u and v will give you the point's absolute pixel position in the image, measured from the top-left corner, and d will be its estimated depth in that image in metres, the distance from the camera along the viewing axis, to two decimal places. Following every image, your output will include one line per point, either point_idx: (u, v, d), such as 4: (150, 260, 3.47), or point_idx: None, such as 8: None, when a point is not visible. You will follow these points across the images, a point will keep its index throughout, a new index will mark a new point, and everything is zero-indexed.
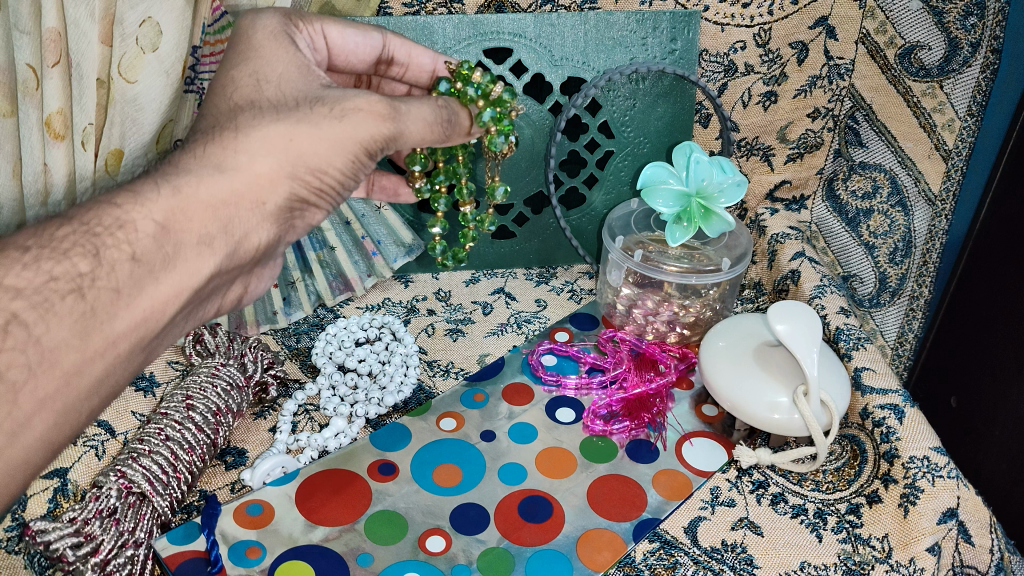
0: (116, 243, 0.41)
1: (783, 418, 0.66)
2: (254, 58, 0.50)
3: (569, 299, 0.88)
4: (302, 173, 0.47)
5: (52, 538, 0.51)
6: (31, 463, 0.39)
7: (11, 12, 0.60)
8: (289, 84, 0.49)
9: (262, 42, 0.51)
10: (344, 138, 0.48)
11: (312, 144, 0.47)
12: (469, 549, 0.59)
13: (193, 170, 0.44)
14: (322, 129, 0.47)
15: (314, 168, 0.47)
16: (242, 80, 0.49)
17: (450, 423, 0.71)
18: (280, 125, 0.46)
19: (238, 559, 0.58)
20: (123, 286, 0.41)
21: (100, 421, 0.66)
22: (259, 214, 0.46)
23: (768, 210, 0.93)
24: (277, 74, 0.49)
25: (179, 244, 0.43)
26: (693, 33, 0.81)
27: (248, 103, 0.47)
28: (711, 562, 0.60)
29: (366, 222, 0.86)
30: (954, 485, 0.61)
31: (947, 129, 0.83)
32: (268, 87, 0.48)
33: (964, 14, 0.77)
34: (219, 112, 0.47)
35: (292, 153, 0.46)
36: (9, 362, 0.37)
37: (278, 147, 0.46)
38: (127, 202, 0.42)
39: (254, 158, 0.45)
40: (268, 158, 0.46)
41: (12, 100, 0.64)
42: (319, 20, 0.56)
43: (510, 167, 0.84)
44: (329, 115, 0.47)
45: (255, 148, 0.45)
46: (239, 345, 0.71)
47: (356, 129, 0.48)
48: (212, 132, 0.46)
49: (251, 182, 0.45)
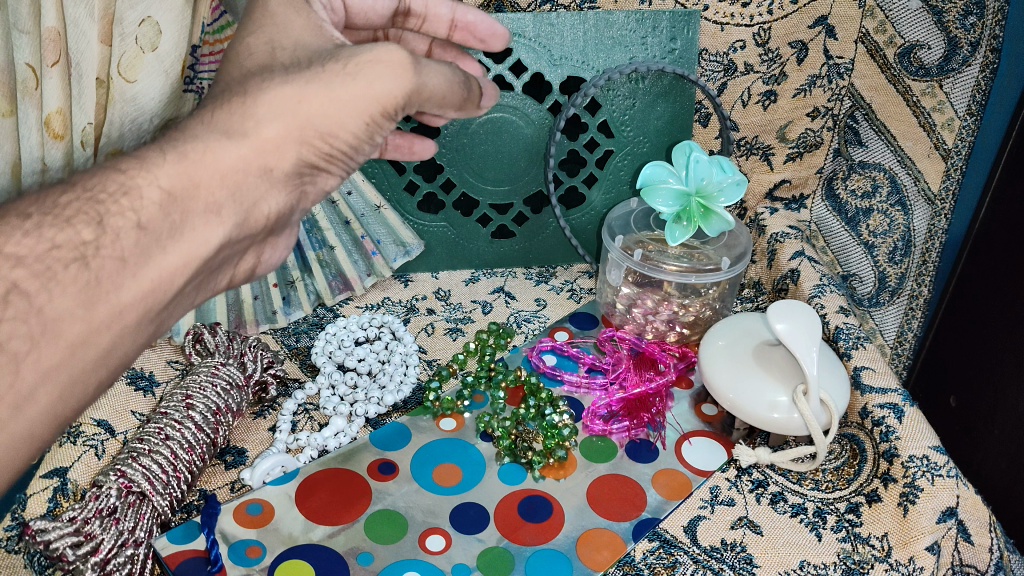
0: (121, 210, 0.36)
1: (782, 417, 0.66)
2: (270, 27, 0.46)
3: (568, 298, 0.88)
4: (312, 139, 0.42)
5: (53, 538, 0.51)
6: (35, 438, 0.35)
7: (10, 11, 0.59)
8: (304, 49, 0.45)
9: (278, 9, 0.47)
10: (359, 97, 0.42)
11: (323, 105, 0.42)
12: (469, 549, 0.59)
13: (200, 136, 0.40)
14: (334, 89, 0.42)
15: (322, 132, 0.42)
16: (257, 48, 0.45)
17: (450, 423, 0.71)
18: (288, 86, 0.41)
19: (239, 559, 0.58)
20: (130, 255, 0.36)
21: (99, 421, 0.66)
22: (267, 181, 0.42)
23: (768, 209, 0.93)
24: (297, 39, 0.45)
25: (186, 210, 0.38)
26: (693, 32, 0.80)
27: (261, 69, 0.43)
28: (711, 562, 0.60)
29: (366, 222, 0.86)
30: (953, 483, 0.62)
31: (947, 129, 0.83)
32: (282, 54, 0.44)
33: (964, 13, 0.77)
34: (230, 79, 0.44)
35: (300, 116, 0.41)
36: (11, 332, 0.32)
37: (286, 109, 0.41)
38: (133, 167, 0.38)
39: (265, 122, 0.41)
40: (275, 123, 0.41)
41: (12, 100, 0.62)
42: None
43: (509, 165, 0.85)
44: (341, 73, 0.42)
45: (262, 113, 0.41)
46: (239, 345, 0.72)
47: (372, 83, 0.42)
48: (222, 98, 0.42)
49: (261, 149, 0.41)
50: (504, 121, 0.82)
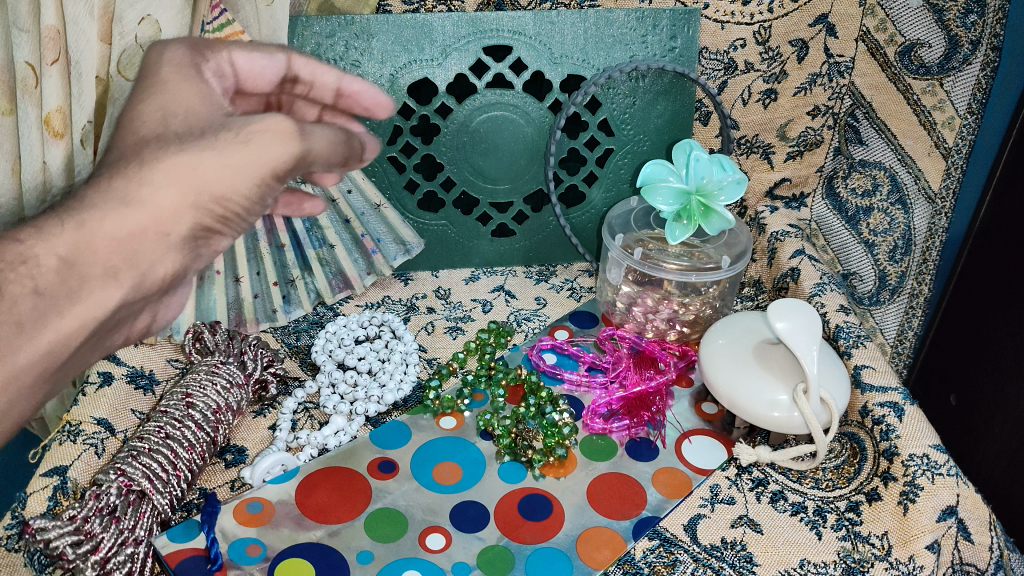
0: (11, 279, 0.30)
1: (783, 416, 0.66)
2: (156, 93, 0.37)
3: (569, 296, 0.88)
4: (207, 204, 0.34)
5: (53, 537, 0.51)
6: None
7: (10, 10, 0.61)
8: (197, 117, 0.36)
9: (167, 74, 0.38)
10: (254, 168, 0.34)
11: (220, 172, 0.34)
12: (469, 547, 0.59)
13: (93, 201, 0.31)
14: (228, 155, 0.34)
15: (221, 197, 0.34)
16: (144, 115, 0.36)
17: (450, 421, 0.71)
18: (183, 153, 0.33)
19: (239, 557, 0.58)
20: (22, 323, 0.30)
21: (99, 420, 0.66)
22: (168, 246, 0.34)
23: (768, 207, 0.92)
24: (187, 107, 0.36)
25: (85, 276, 0.31)
26: (693, 30, 0.80)
27: (153, 136, 0.34)
28: (711, 560, 0.60)
29: (365, 220, 0.85)
30: (954, 482, 0.62)
31: (947, 127, 0.83)
32: (174, 121, 0.36)
33: (965, 12, 0.77)
34: (119, 147, 0.35)
35: (196, 183, 0.33)
36: None
37: (180, 176, 0.33)
38: (27, 233, 0.30)
39: (161, 188, 0.33)
40: (170, 191, 0.33)
41: (11, 98, 0.66)
42: (226, 46, 0.42)
43: (510, 164, 0.84)
44: (233, 141, 0.34)
45: (159, 180, 0.33)
46: (239, 344, 0.72)
47: (267, 152, 0.35)
48: (111, 163, 0.33)
49: (159, 217, 0.33)
50: (505, 119, 0.82)
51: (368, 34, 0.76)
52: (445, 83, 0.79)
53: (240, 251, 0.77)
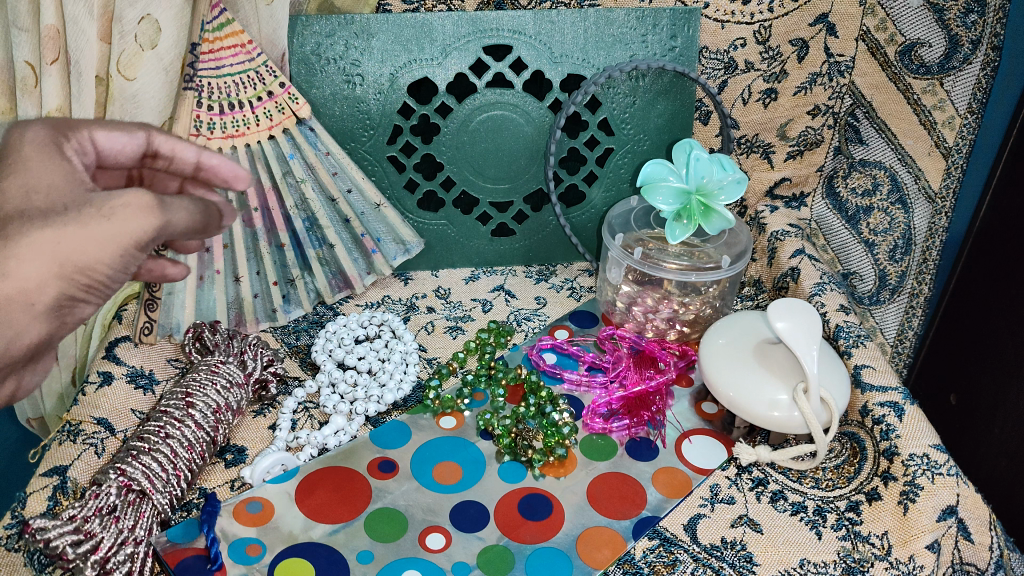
0: None
1: (783, 415, 0.66)
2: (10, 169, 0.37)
3: (568, 296, 0.88)
4: (70, 274, 0.36)
5: (53, 536, 0.51)
6: None
7: (10, 10, 0.61)
8: (56, 193, 0.37)
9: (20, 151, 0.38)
10: (116, 240, 0.37)
11: (85, 245, 0.36)
12: (469, 547, 0.59)
13: None
14: (89, 229, 0.36)
15: (85, 267, 0.36)
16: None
17: (450, 421, 0.71)
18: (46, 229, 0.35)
19: (239, 556, 0.58)
20: None
21: (99, 420, 0.66)
22: (30, 315, 0.35)
23: (768, 207, 0.92)
24: (47, 185, 0.37)
25: None
26: (693, 30, 0.80)
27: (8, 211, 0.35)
28: (711, 560, 0.60)
29: (365, 220, 0.84)
30: (954, 482, 0.62)
31: (947, 127, 0.83)
32: (36, 198, 0.36)
33: (965, 11, 0.77)
34: None
35: (61, 256, 0.35)
36: None
37: (44, 251, 0.35)
38: None
39: (22, 261, 0.34)
40: (34, 265, 0.34)
41: (10, 98, 0.66)
42: (87, 125, 0.42)
43: (509, 163, 0.84)
44: (95, 215, 0.36)
45: (23, 254, 0.34)
46: (239, 343, 0.72)
47: (130, 225, 0.37)
48: None
49: (20, 289, 0.34)
50: (504, 118, 0.82)
51: (367, 33, 0.76)
52: (444, 83, 0.79)
53: (239, 249, 0.77)
